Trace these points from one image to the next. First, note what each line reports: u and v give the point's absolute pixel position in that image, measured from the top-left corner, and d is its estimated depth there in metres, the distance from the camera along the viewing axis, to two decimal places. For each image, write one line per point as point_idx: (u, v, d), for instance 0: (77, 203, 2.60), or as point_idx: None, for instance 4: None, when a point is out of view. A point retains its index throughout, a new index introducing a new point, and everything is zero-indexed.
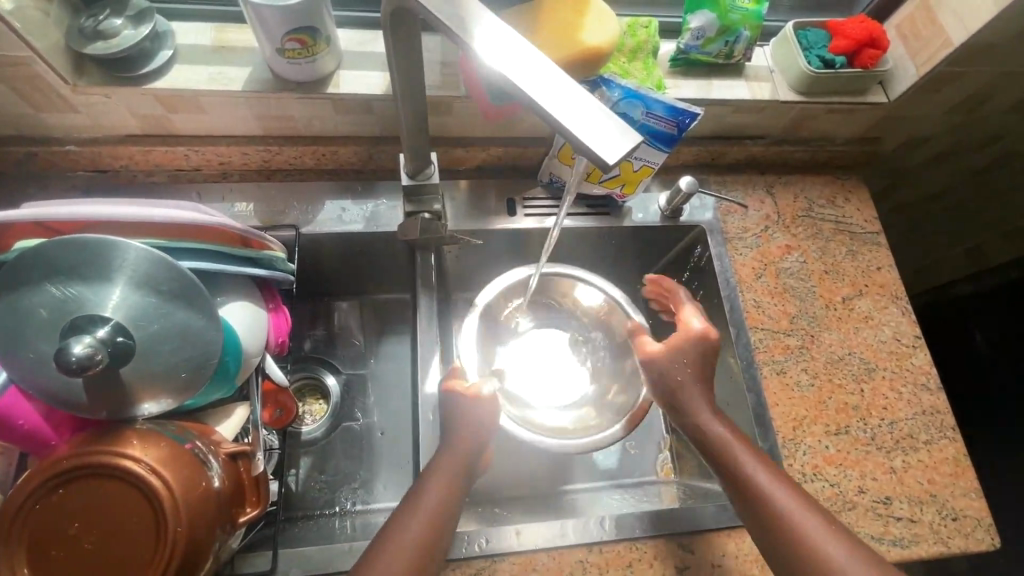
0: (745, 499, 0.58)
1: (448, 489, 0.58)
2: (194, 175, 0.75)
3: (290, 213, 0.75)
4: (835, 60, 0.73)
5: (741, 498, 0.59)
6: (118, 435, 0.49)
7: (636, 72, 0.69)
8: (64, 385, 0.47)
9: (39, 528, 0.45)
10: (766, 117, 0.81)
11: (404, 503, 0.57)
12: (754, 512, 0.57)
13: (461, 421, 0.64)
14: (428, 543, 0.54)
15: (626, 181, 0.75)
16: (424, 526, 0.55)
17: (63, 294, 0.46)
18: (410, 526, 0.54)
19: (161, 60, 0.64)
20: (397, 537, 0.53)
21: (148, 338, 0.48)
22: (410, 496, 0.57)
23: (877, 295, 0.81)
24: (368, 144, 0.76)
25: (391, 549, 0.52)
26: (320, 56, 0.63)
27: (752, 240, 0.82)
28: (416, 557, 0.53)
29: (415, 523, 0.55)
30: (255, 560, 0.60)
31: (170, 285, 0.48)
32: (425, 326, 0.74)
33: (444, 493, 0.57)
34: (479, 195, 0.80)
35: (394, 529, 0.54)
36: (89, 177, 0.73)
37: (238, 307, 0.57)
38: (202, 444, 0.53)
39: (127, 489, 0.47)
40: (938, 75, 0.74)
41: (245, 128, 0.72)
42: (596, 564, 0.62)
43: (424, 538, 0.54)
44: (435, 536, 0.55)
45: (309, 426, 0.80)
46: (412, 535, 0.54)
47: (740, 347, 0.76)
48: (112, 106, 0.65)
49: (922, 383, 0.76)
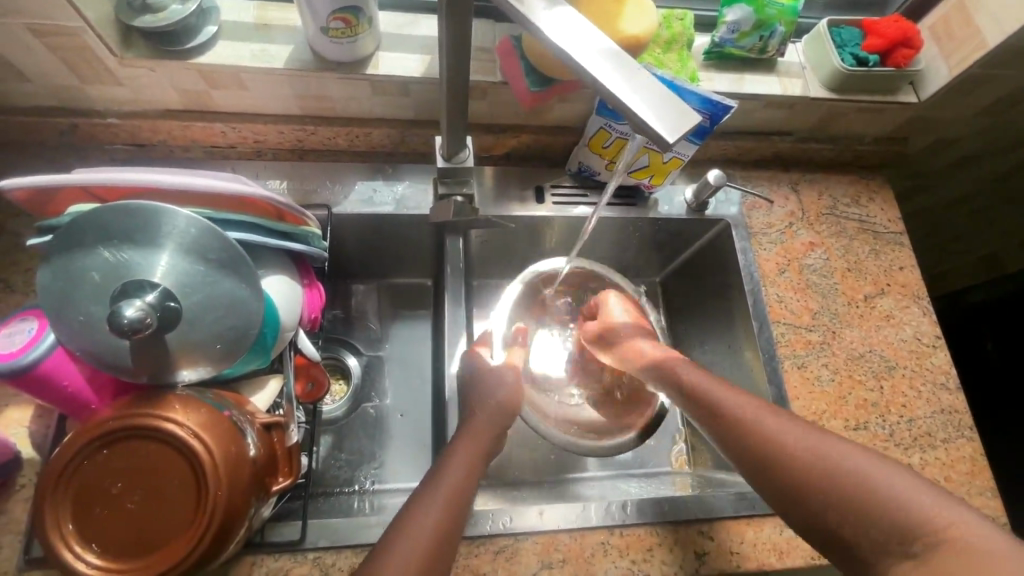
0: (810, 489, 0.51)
1: (465, 476, 0.57)
2: (229, 152, 0.76)
3: (322, 192, 0.76)
4: (869, 59, 0.74)
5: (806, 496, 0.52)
6: (160, 398, 0.50)
7: (671, 64, 0.70)
8: (110, 347, 0.48)
9: (85, 483, 0.47)
10: (796, 114, 0.81)
11: (421, 489, 0.55)
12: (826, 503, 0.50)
13: (492, 396, 0.66)
14: (444, 531, 0.52)
15: (655, 172, 0.76)
16: (440, 514, 0.52)
17: (115, 259, 0.47)
18: (432, 507, 0.53)
19: (206, 37, 0.64)
20: (416, 521, 0.51)
21: (193, 305, 0.49)
22: (429, 481, 0.56)
23: (899, 294, 0.81)
24: (402, 127, 0.77)
25: (406, 533, 0.50)
26: (362, 36, 0.64)
27: (777, 236, 0.83)
28: (430, 544, 0.50)
29: (426, 515, 0.52)
30: (284, 529, 0.61)
31: (216, 254, 0.49)
32: (451, 309, 0.75)
33: (462, 481, 0.56)
34: (506, 181, 0.81)
35: (415, 509, 0.53)
36: (126, 149, 0.74)
37: (277, 280, 0.58)
38: (239, 412, 0.54)
39: (170, 451, 0.48)
40: (970, 76, 0.74)
41: (283, 107, 0.73)
42: (617, 546, 0.63)
43: (441, 523, 0.52)
44: (453, 520, 0.53)
45: (330, 405, 0.81)
46: (428, 522, 0.51)
47: (762, 340, 0.76)
48: (156, 80, 0.66)
49: (941, 382, 0.76)
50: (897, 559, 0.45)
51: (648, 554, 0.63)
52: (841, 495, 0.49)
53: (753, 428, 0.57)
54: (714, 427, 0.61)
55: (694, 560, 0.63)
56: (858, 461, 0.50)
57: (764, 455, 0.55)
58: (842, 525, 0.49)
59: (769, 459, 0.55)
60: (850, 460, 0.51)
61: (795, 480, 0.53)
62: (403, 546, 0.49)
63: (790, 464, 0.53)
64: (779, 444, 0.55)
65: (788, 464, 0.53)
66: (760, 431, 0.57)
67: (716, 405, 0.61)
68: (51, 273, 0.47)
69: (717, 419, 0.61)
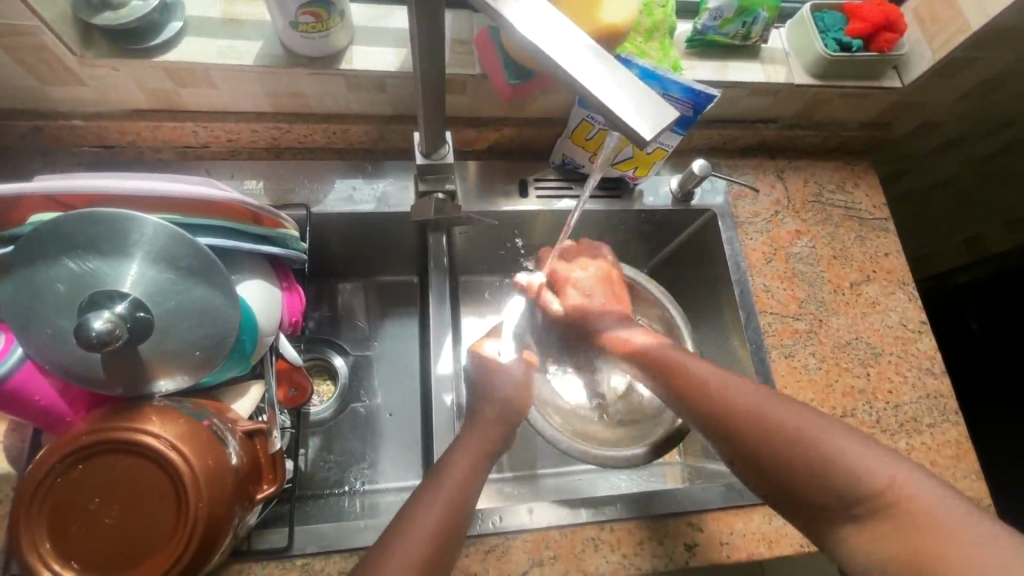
0: (772, 452, 0.52)
1: (462, 480, 0.55)
2: (202, 152, 0.74)
3: (300, 191, 0.74)
4: (852, 44, 0.73)
5: (767, 457, 0.52)
6: (136, 411, 0.48)
7: (652, 52, 0.68)
8: (82, 360, 0.47)
9: (60, 501, 0.45)
10: (781, 101, 0.80)
11: (420, 490, 0.54)
12: (793, 467, 0.50)
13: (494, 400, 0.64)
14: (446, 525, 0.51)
15: (639, 163, 0.75)
16: (440, 515, 0.51)
17: (81, 269, 0.45)
18: (430, 512, 0.51)
19: (171, 33, 0.62)
20: (417, 522, 0.50)
21: (165, 314, 0.47)
22: (428, 485, 0.54)
23: (885, 281, 0.81)
24: (380, 123, 0.75)
25: (408, 534, 0.50)
26: (334, 30, 0.62)
27: (763, 225, 0.82)
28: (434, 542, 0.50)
29: (431, 513, 0.51)
30: (272, 536, 0.60)
31: (186, 261, 0.48)
32: (436, 307, 0.74)
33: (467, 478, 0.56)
34: (489, 176, 0.80)
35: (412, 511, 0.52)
36: (95, 152, 0.71)
37: (254, 285, 0.57)
38: (219, 421, 0.53)
39: (147, 465, 0.47)
40: (953, 60, 0.74)
41: (256, 105, 0.71)
42: (607, 541, 0.63)
43: (443, 521, 0.51)
44: (453, 521, 0.52)
45: (317, 406, 0.80)
46: (425, 526, 0.50)
47: (750, 330, 0.76)
48: (121, 79, 0.64)
49: (926, 367, 0.77)
50: (848, 521, 0.47)
51: (638, 548, 0.63)
52: (797, 467, 0.50)
53: (712, 395, 0.58)
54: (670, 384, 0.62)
55: (685, 552, 0.64)
56: (817, 430, 0.51)
57: (724, 426, 0.56)
58: (806, 498, 0.50)
59: (726, 418, 0.56)
60: (808, 428, 0.51)
61: (751, 438, 0.54)
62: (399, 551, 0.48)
63: (746, 436, 0.54)
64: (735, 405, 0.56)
65: (741, 425, 0.55)
66: (718, 397, 0.57)
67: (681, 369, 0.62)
68: (14, 286, 0.46)
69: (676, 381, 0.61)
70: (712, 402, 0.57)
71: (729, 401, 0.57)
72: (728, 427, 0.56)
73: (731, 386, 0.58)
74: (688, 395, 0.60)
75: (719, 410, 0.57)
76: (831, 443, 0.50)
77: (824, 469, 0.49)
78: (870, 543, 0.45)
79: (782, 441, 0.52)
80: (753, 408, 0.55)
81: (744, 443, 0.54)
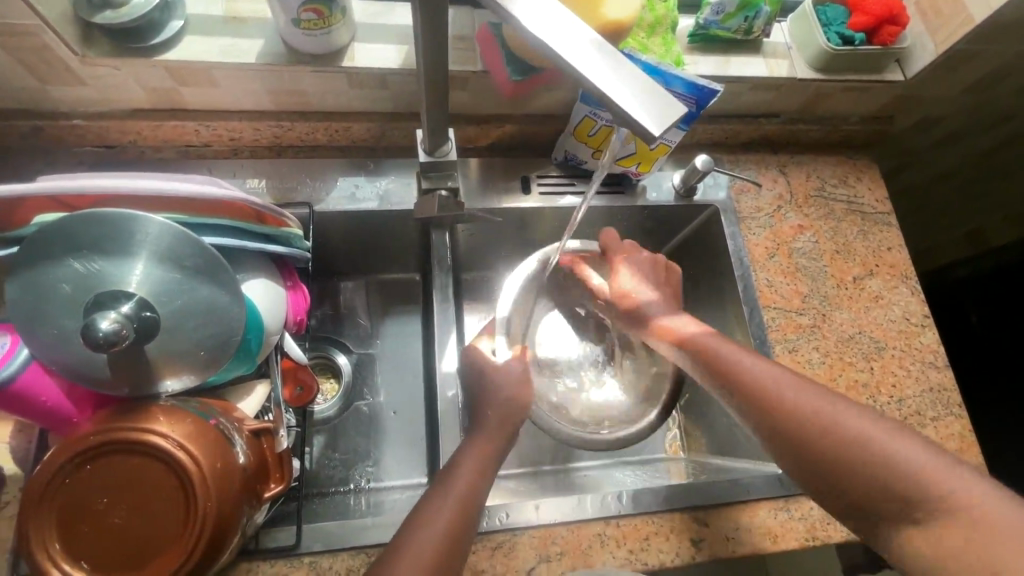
0: (827, 451, 0.53)
1: (470, 480, 0.56)
2: (203, 151, 0.74)
3: (303, 189, 0.74)
4: (854, 38, 0.73)
5: (821, 455, 0.54)
6: (143, 411, 0.48)
7: (655, 48, 0.68)
8: (87, 361, 0.47)
9: (68, 501, 0.46)
10: (784, 95, 0.80)
11: (431, 493, 0.55)
12: (849, 468, 0.52)
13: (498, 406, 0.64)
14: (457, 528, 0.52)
15: (642, 159, 0.75)
16: (452, 515, 0.52)
17: (86, 269, 0.45)
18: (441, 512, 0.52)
19: (172, 31, 0.62)
20: (431, 521, 0.51)
21: (172, 313, 0.47)
22: (436, 486, 0.55)
23: (888, 275, 0.81)
24: (382, 121, 0.75)
25: (420, 532, 0.51)
26: (336, 27, 0.62)
27: (765, 220, 0.82)
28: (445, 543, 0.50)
29: (443, 513, 0.52)
30: (279, 535, 0.60)
31: (191, 261, 0.48)
32: (440, 305, 0.74)
33: (474, 479, 0.56)
34: (492, 173, 0.80)
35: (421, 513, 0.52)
36: (96, 152, 0.71)
37: (258, 285, 0.57)
38: (226, 420, 0.53)
39: (155, 464, 0.47)
40: (956, 53, 0.73)
41: (257, 103, 0.70)
42: (614, 537, 0.63)
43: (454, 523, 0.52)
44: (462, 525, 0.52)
45: (321, 405, 0.81)
46: (437, 527, 0.51)
47: (754, 325, 0.76)
48: (121, 78, 0.64)
49: (929, 361, 0.77)
50: (898, 521, 0.49)
51: (644, 543, 0.63)
52: (839, 456, 0.53)
53: (766, 392, 0.59)
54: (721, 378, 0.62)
55: (691, 546, 0.64)
56: (858, 425, 0.53)
57: (764, 409, 0.58)
58: (842, 483, 0.53)
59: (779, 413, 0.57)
60: (866, 433, 0.53)
61: (805, 436, 0.55)
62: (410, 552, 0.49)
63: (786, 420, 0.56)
64: (789, 404, 0.57)
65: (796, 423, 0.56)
66: (772, 394, 0.58)
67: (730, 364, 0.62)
68: (19, 287, 0.46)
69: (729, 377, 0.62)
70: (753, 386, 0.60)
71: (781, 398, 0.58)
72: (781, 423, 0.57)
73: (785, 384, 0.59)
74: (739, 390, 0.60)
75: (773, 407, 0.58)
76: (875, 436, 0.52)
77: (865, 460, 0.51)
78: (922, 544, 0.47)
79: (837, 441, 0.53)
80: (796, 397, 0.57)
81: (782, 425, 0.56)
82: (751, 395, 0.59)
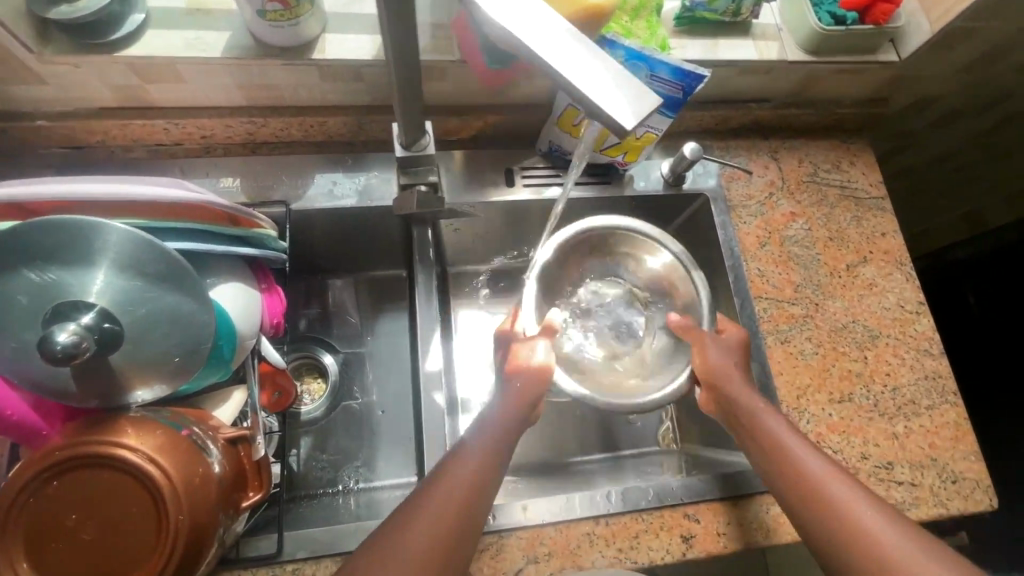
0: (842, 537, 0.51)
1: (501, 434, 0.58)
2: (175, 150, 0.72)
3: (279, 187, 0.72)
4: (846, 17, 0.70)
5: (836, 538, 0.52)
6: (111, 423, 0.47)
7: (639, 32, 0.65)
8: (50, 374, 0.45)
9: (36, 517, 0.44)
10: (774, 78, 0.77)
11: (459, 442, 0.57)
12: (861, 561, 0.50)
13: (489, 428, 0.58)
14: (481, 477, 0.54)
15: (629, 148, 0.72)
16: (479, 466, 0.54)
17: (43, 279, 0.43)
18: (468, 461, 0.54)
19: (131, 26, 0.59)
20: (459, 469, 0.53)
21: (136, 323, 0.46)
22: (471, 432, 0.58)
23: (882, 261, 0.80)
24: (358, 113, 0.72)
25: (447, 480, 0.52)
26: (304, 17, 0.59)
27: (756, 207, 0.80)
28: (468, 494, 0.52)
29: (470, 462, 0.54)
30: (260, 542, 0.59)
31: (154, 267, 0.46)
32: (423, 303, 0.72)
33: (501, 435, 0.58)
34: (476, 165, 0.77)
35: (454, 459, 0.55)
36: (62, 153, 0.69)
37: (231, 288, 0.55)
38: (199, 430, 0.52)
39: (124, 479, 0.45)
40: (952, 31, 0.71)
41: (228, 98, 0.68)
42: (603, 536, 0.62)
43: (478, 474, 0.54)
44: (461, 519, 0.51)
45: (308, 406, 0.79)
46: (466, 471, 0.54)
47: (744, 316, 0.75)
48: (83, 76, 0.61)
49: (924, 348, 0.76)
50: None
51: (634, 542, 0.62)
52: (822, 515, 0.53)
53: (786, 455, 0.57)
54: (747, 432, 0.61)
55: (682, 544, 0.63)
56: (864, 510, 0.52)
57: (775, 463, 0.58)
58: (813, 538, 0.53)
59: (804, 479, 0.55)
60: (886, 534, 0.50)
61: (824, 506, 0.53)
62: (439, 493, 0.51)
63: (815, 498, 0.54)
64: (808, 479, 0.55)
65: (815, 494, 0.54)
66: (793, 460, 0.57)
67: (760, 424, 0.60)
68: None
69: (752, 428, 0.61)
70: (768, 434, 0.59)
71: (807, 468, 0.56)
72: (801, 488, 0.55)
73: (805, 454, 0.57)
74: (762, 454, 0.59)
75: (794, 470, 0.56)
76: (862, 512, 0.52)
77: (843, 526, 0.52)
78: None
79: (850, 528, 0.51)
80: (820, 473, 0.55)
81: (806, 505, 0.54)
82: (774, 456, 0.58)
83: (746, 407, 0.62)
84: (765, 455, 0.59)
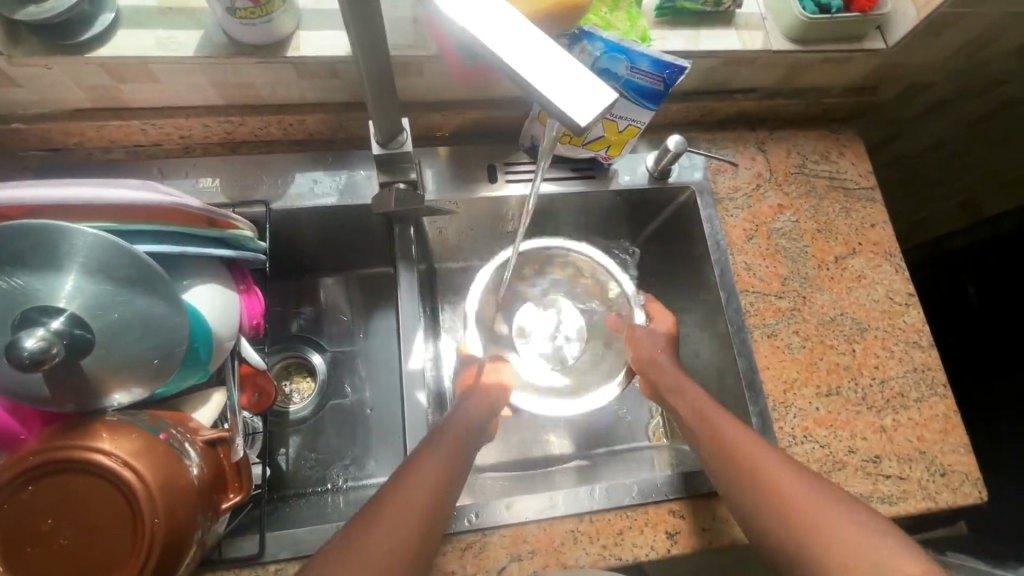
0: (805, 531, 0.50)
1: (466, 432, 0.61)
2: (154, 151, 0.71)
3: (260, 187, 0.71)
4: (831, 4, 0.69)
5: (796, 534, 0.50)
6: (86, 428, 0.47)
7: (619, 23, 0.64)
8: (22, 380, 0.45)
9: (10, 523, 0.44)
10: (759, 69, 0.76)
11: (427, 439, 0.58)
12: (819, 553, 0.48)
13: (449, 435, 0.59)
14: (449, 473, 0.55)
15: (611, 142, 0.72)
16: (446, 462, 0.56)
17: (10, 285, 0.43)
18: (437, 456, 0.56)
19: (101, 26, 0.58)
20: (426, 464, 0.54)
21: (108, 328, 0.45)
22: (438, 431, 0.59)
23: (871, 253, 0.79)
24: (337, 111, 0.72)
25: (416, 475, 0.53)
26: (276, 14, 0.59)
27: (743, 200, 0.79)
28: (436, 487, 0.53)
29: (438, 456, 0.56)
30: (242, 543, 0.59)
31: (124, 270, 0.45)
32: (406, 299, 0.72)
33: (460, 436, 0.59)
34: (459, 162, 0.77)
35: (422, 455, 0.56)
36: (41, 156, 0.69)
37: (207, 290, 0.55)
38: (177, 432, 0.52)
39: (98, 483, 0.45)
40: (938, 19, 0.69)
41: (204, 98, 0.67)
42: (586, 533, 0.62)
43: (445, 468, 0.55)
44: (436, 506, 0.52)
45: (297, 404, 0.79)
46: (436, 465, 0.55)
47: (730, 311, 0.74)
48: (56, 78, 0.61)
49: (913, 340, 0.75)
50: None
51: (617, 539, 0.62)
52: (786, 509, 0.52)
53: (744, 456, 0.57)
54: (709, 432, 0.60)
55: (667, 540, 0.63)
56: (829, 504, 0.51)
57: (740, 460, 0.57)
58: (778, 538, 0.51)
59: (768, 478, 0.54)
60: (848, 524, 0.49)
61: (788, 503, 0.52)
62: (411, 484, 0.52)
63: (787, 509, 0.52)
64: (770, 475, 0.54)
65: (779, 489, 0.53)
66: (752, 458, 0.56)
67: (716, 429, 0.60)
68: None
69: (716, 429, 0.60)
70: (726, 437, 0.59)
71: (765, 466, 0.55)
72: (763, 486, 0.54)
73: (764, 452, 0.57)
74: (721, 455, 0.58)
75: (755, 467, 0.55)
76: (825, 503, 0.51)
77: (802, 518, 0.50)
78: None
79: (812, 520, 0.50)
80: (776, 467, 0.55)
81: (779, 517, 0.52)
82: (736, 455, 0.57)
83: (713, 415, 0.62)
84: (723, 451, 0.58)
